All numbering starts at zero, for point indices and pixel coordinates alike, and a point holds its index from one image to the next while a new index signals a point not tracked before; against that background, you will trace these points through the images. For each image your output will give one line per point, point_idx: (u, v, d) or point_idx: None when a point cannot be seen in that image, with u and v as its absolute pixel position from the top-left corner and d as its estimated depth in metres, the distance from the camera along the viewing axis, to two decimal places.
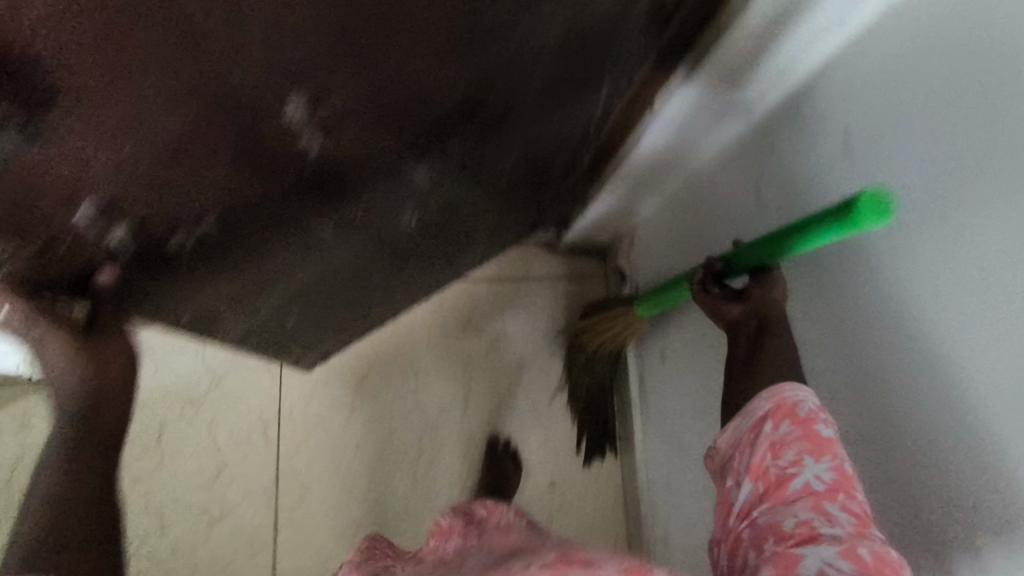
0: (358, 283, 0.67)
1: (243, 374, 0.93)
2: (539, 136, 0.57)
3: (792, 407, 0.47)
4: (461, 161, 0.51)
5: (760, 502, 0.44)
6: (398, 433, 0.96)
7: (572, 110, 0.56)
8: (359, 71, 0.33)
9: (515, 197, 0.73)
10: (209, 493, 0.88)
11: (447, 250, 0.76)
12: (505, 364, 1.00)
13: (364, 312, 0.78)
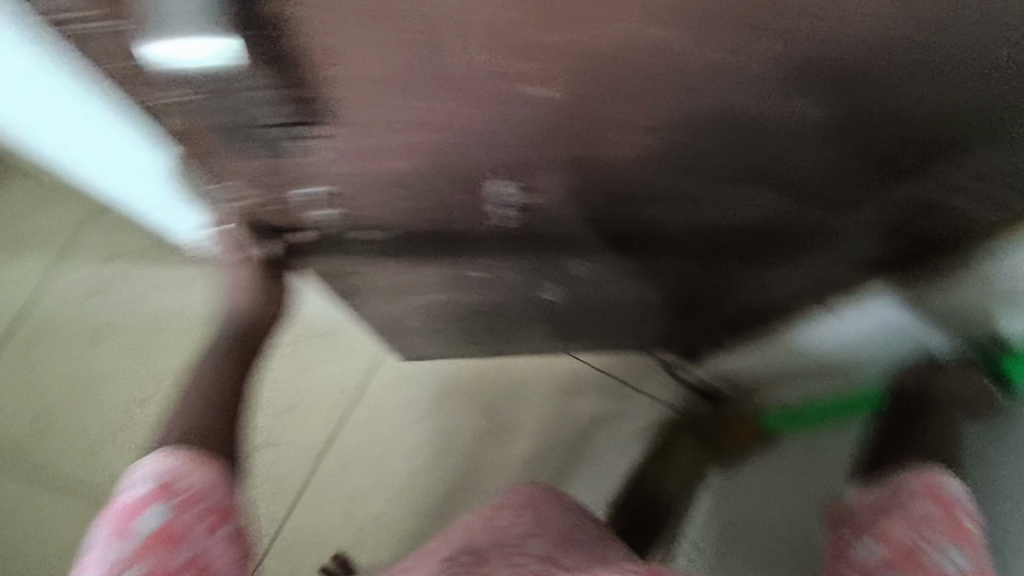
0: (482, 318, 0.72)
1: (349, 342, 1.01)
2: (710, 281, 0.59)
3: (940, 493, 0.53)
4: (638, 263, 0.55)
5: (890, 564, 0.50)
6: (445, 459, 0.97)
7: (745, 278, 0.58)
8: (577, 146, 0.39)
9: (666, 320, 0.74)
10: (277, 425, 0.97)
11: (580, 328, 0.80)
12: (569, 454, 0.98)
13: (469, 340, 0.83)
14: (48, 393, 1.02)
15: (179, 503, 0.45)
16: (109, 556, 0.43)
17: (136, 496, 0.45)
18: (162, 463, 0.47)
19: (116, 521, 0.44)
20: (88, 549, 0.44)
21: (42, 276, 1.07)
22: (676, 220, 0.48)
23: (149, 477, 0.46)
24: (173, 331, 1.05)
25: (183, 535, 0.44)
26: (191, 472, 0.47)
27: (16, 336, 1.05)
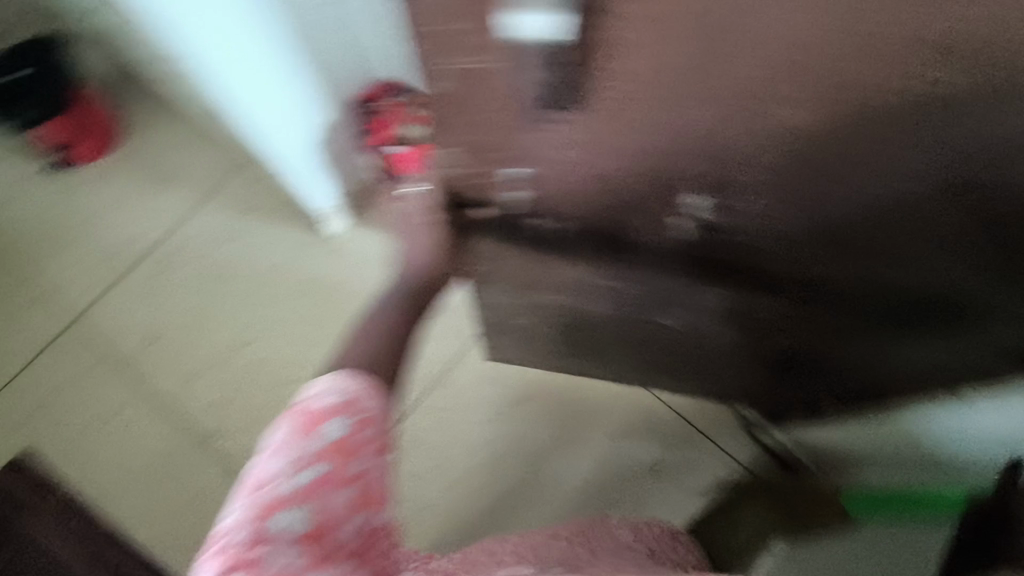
0: (586, 327, 0.74)
1: (446, 329, 1.05)
2: (833, 334, 0.60)
3: None
4: (767, 299, 0.58)
5: None
6: (507, 462, 0.99)
7: (869, 341, 0.59)
8: (775, 163, 0.45)
9: (764, 373, 0.74)
10: None
11: (674, 364, 0.82)
12: (632, 487, 0.97)
13: (568, 350, 0.85)
14: (162, 319, 1.11)
15: (360, 424, 0.46)
16: (293, 454, 0.43)
17: (321, 405, 0.45)
18: (341, 382, 0.48)
19: (296, 422, 0.44)
20: (265, 443, 0.44)
21: (180, 212, 1.16)
22: (829, 254, 0.51)
23: (331, 390, 0.47)
24: (290, 284, 1.13)
25: (357, 453, 0.45)
26: (367, 399, 0.48)
27: (142, 263, 1.13)
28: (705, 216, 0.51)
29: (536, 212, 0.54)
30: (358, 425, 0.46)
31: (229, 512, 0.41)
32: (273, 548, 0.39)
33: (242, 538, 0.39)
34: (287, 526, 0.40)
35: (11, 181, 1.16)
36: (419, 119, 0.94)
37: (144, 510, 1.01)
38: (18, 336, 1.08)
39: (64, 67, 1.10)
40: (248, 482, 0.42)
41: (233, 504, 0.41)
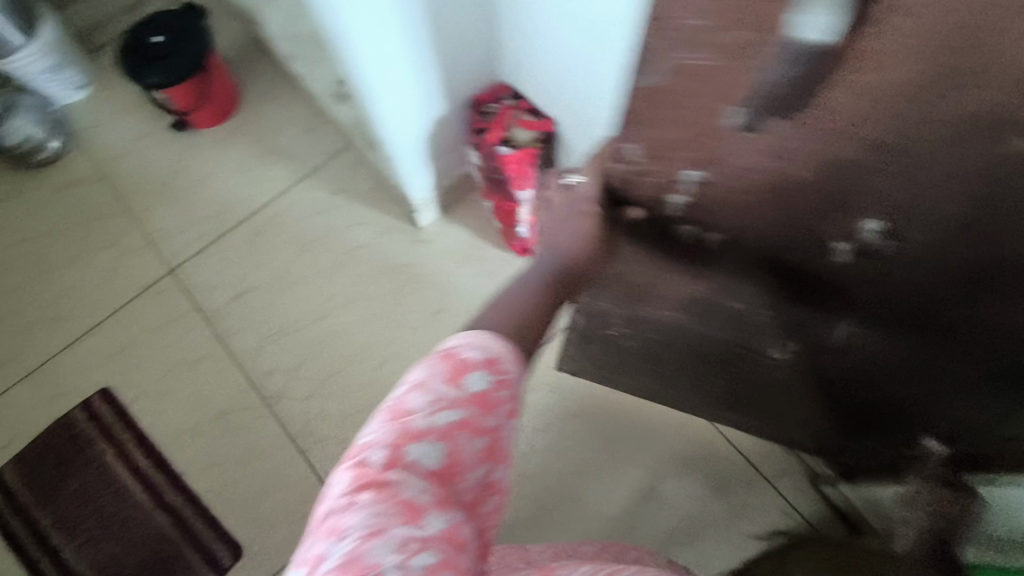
0: (675, 348, 0.74)
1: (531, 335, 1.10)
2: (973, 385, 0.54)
3: None
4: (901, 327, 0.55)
5: None
6: (559, 474, 0.99)
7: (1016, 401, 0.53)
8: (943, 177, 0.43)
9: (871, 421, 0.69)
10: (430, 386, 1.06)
11: (761, 395, 0.77)
12: (685, 517, 0.96)
13: (646, 369, 0.85)
14: (251, 279, 1.15)
15: (497, 384, 0.51)
16: (438, 396, 0.49)
17: (469, 358, 0.51)
18: (490, 340, 0.53)
19: (447, 366, 0.50)
20: (413, 375, 0.50)
21: (283, 182, 1.21)
22: (986, 289, 0.47)
23: (479, 346, 0.52)
24: (373, 265, 1.16)
25: (490, 408, 0.51)
26: (510, 361, 0.53)
27: (243, 224, 1.18)
28: (856, 249, 0.51)
29: (686, 219, 0.58)
30: (493, 385, 0.52)
31: (373, 428, 0.48)
32: (407, 473, 0.45)
33: (381, 456, 0.46)
34: (420, 459, 0.47)
35: (134, 133, 1.24)
36: (532, 124, 0.91)
37: (213, 457, 1.05)
38: (120, 277, 1.14)
39: (193, 31, 1.10)
40: (393, 406, 0.48)
41: (378, 421, 0.48)
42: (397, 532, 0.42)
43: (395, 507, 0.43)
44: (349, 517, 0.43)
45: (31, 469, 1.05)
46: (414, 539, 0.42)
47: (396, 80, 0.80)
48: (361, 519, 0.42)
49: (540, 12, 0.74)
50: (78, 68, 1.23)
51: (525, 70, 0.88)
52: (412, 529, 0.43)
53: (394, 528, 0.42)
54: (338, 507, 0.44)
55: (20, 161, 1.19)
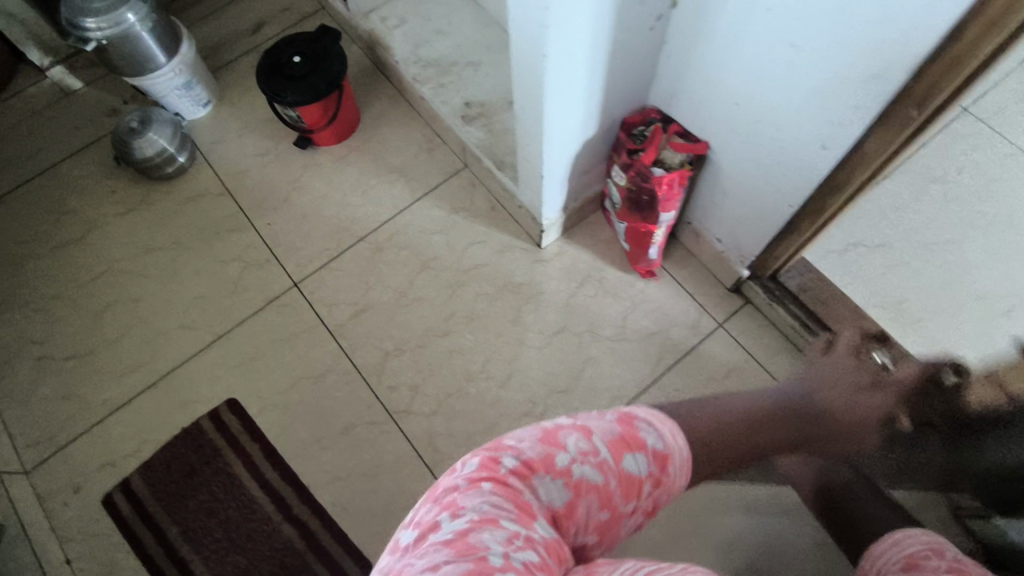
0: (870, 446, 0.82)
1: (657, 358, 1.09)
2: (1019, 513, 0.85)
3: None
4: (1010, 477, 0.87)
5: None
6: (695, 502, 0.99)
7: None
8: None
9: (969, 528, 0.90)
10: (559, 405, 1.07)
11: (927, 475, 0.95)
12: (819, 544, 0.96)
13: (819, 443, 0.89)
14: (372, 296, 1.16)
15: (649, 467, 0.55)
16: (592, 449, 0.54)
17: (637, 432, 0.56)
18: (669, 434, 0.58)
19: (620, 425, 0.56)
20: (585, 421, 0.56)
21: (402, 201, 1.23)
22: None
23: (657, 434, 0.57)
24: (492, 282, 1.16)
25: (634, 482, 0.54)
26: (675, 464, 0.57)
27: (363, 241, 1.20)
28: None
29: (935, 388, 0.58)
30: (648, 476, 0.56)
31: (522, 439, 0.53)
32: (530, 491, 0.50)
33: (517, 466, 0.51)
34: (546, 490, 0.51)
35: (256, 150, 1.27)
36: (684, 147, 0.91)
37: (337, 471, 1.05)
38: (246, 288, 1.17)
39: (332, 55, 1.14)
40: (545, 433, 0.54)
41: (529, 439, 0.54)
42: (509, 522, 0.44)
43: (511, 506, 0.47)
44: (471, 495, 0.47)
45: (157, 478, 1.04)
46: (518, 537, 0.43)
47: (569, 97, 0.82)
48: (478, 503, 0.46)
49: (732, 37, 0.74)
50: (206, 87, 1.27)
51: (684, 96, 0.89)
52: (521, 528, 0.45)
53: (507, 518, 0.45)
54: (459, 483, 0.49)
55: (148, 174, 1.23)
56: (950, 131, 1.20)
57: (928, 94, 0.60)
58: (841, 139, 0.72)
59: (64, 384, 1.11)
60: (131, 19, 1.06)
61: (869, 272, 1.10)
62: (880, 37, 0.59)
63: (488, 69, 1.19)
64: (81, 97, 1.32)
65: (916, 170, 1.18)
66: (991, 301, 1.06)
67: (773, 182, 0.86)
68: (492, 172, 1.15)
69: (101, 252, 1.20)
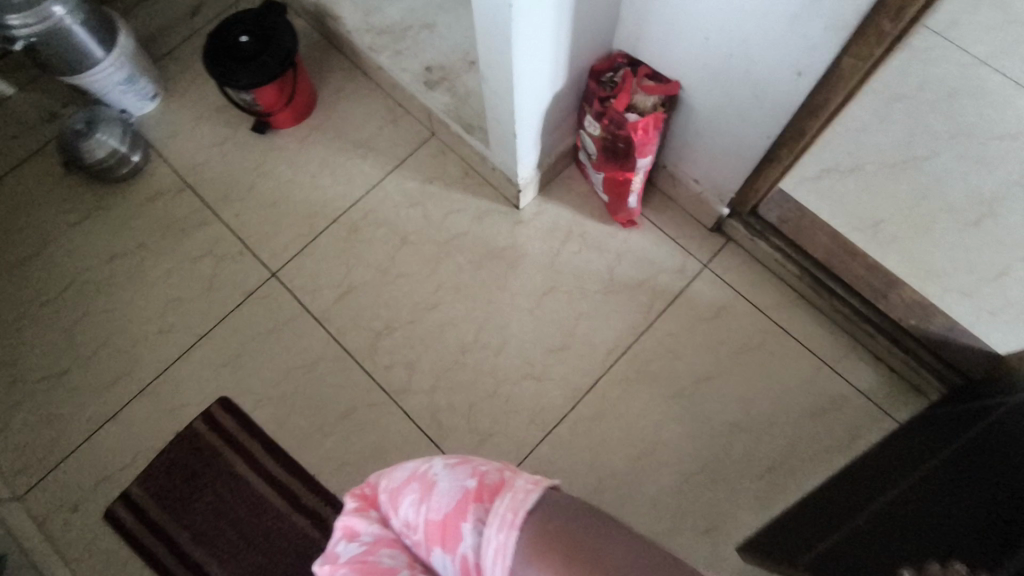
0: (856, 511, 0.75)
1: (647, 306, 1.10)
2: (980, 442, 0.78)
3: None
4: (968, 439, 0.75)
5: None
6: (698, 442, 1.02)
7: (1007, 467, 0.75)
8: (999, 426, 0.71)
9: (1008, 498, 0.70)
10: (555, 364, 1.07)
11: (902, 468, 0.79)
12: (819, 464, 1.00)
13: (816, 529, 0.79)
14: (353, 278, 1.13)
15: (460, 563, 0.56)
16: (415, 524, 0.58)
17: (467, 526, 0.56)
18: (494, 551, 0.53)
19: (449, 509, 0.57)
20: (433, 487, 0.58)
21: (372, 178, 1.19)
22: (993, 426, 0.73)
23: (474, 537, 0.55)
24: (473, 250, 1.14)
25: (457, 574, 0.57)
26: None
27: (338, 223, 1.17)
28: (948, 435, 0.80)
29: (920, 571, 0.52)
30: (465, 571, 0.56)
31: (406, 466, 0.61)
32: (393, 541, 0.60)
33: (388, 494, 0.61)
34: (407, 542, 0.60)
35: (212, 140, 1.22)
36: (656, 90, 0.91)
37: (341, 458, 1.03)
38: (222, 286, 1.13)
39: (279, 33, 1.09)
40: (420, 466, 0.60)
41: (411, 466, 0.61)
42: (391, 556, 0.59)
43: (392, 540, 0.60)
44: (359, 520, 0.61)
45: (159, 487, 1.02)
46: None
47: (537, 49, 0.80)
48: (369, 531, 0.60)
49: None
50: (150, 79, 1.22)
51: (649, 38, 0.88)
52: (396, 565, 0.58)
53: (387, 554, 0.59)
54: (359, 496, 0.63)
55: (100, 177, 1.18)
56: (910, 42, 1.21)
57: (904, 6, 0.60)
58: (815, 68, 0.72)
59: (44, 405, 1.07)
60: (58, 12, 1.00)
61: (843, 197, 1.12)
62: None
63: (444, 30, 1.15)
64: (14, 102, 1.24)
65: (881, 91, 1.18)
66: (960, 213, 1.10)
67: (747, 115, 0.86)
68: (461, 137, 1.13)
69: (64, 265, 1.14)
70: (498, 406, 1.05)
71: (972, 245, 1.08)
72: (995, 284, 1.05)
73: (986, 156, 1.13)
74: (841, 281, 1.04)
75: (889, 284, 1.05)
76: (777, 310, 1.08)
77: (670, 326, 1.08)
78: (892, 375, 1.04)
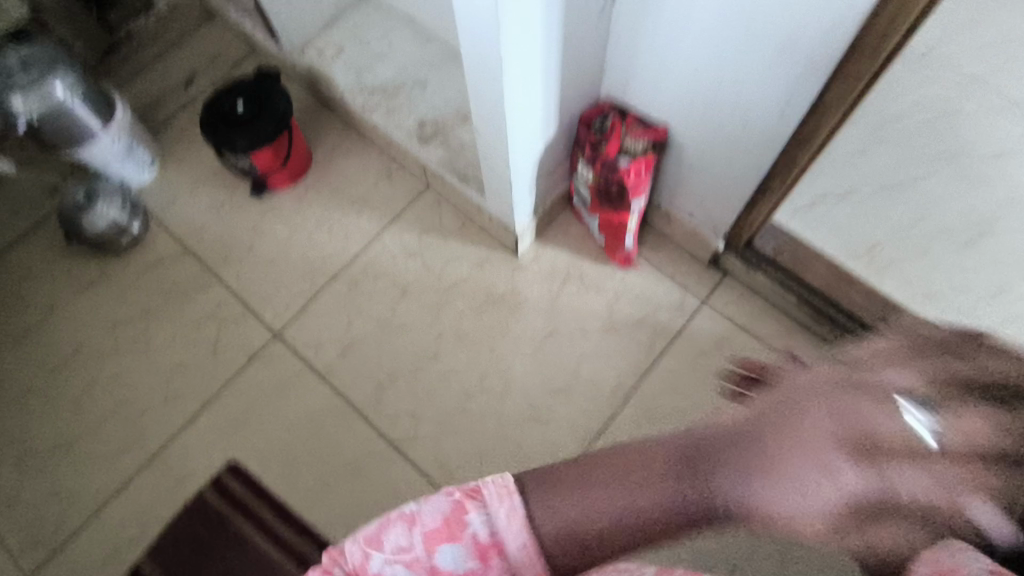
0: None
1: (652, 341, 1.10)
2: None
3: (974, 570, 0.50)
4: None
5: None
6: None
7: None
8: None
9: None
10: (563, 407, 1.06)
11: None
12: None
13: None
14: (355, 332, 1.13)
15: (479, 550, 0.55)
16: (409, 545, 0.55)
17: (471, 513, 0.56)
18: (503, 515, 0.56)
19: (446, 507, 0.57)
20: (415, 511, 0.57)
21: (370, 232, 1.21)
22: None
23: (483, 514, 0.56)
24: (475, 298, 1.15)
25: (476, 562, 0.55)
26: (514, 549, 0.55)
27: (338, 278, 1.18)
28: None
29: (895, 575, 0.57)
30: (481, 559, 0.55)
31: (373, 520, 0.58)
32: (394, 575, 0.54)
33: (364, 541, 0.56)
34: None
35: (211, 205, 1.24)
36: (645, 134, 0.94)
37: (353, 514, 1.02)
38: (226, 347, 1.13)
39: (274, 97, 1.12)
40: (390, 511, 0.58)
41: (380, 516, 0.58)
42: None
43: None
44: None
45: (168, 558, 1.00)
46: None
47: (528, 100, 0.83)
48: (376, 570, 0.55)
49: (676, 20, 0.77)
50: (148, 148, 1.25)
51: (637, 84, 0.91)
52: None
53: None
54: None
55: (100, 248, 1.19)
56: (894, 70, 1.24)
57: (881, 41, 0.63)
58: (802, 102, 0.75)
59: (49, 481, 1.05)
60: (59, 91, 1.03)
61: (842, 222, 1.11)
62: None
63: (434, 86, 1.19)
64: (16, 180, 1.26)
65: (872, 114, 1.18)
66: (953, 234, 1.12)
67: (737, 151, 0.88)
68: (457, 188, 1.15)
69: (67, 337, 1.14)
70: (509, 453, 1.04)
71: (966, 263, 1.10)
72: (995, 302, 1.07)
73: (972, 176, 1.16)
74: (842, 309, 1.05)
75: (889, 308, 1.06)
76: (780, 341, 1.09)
77: (676, 362, 1.08)
78: None
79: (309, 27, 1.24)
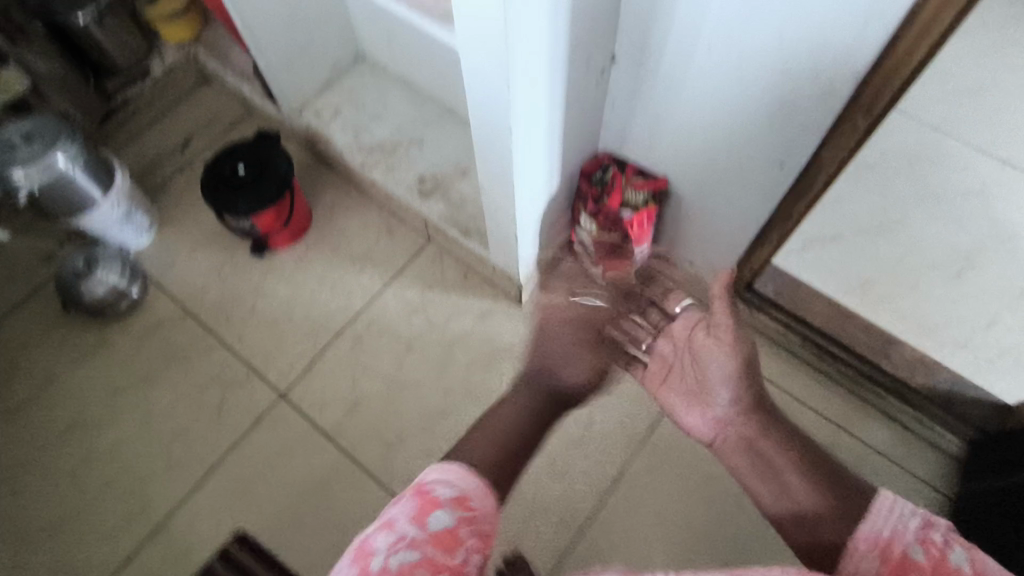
0: None
1: None
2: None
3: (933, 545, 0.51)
4: None
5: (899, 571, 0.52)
6: (730, 523, 1.00)
7: None
8: None
9: None
10: (576, 457, 1.06)
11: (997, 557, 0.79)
12: None
13: None
14: (362, 391, 1.12)
15: (454, 507, 0.65)
16: (399, 537, 0.60)
17: (434, 492, 0.66)
18: (457, 480, 0.69)
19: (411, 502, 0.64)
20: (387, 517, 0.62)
21: (372, 289, 1.21)
22: None
23: (442, 483, 0.68)
24: (481, 350, 1.15)
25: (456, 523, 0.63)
26: (474, 494, 0.68)
27: (343, 335, 1.17)
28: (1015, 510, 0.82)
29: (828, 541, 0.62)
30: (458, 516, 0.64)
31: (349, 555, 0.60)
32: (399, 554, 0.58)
33: (358, 552, 0.59)
34: (409, 553, 0.58)
35: (211, 267, 1.24)
36: (645, 186, 0.96)
37: None
38: (230, 411, 1.11)
39: (274, 159, 1.13)
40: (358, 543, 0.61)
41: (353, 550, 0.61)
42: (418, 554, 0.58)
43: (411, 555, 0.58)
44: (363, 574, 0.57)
45: None
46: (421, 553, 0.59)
47: (531, 161, 0.85)
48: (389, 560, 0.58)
49: (672, 82, 0.80)
50: (146, 212, 1.24)
51: (635, 140, 0.94)
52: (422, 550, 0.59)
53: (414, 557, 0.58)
54: None
55: (99, 314, 1.17)
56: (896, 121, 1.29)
57: (874, 101, 0.66)
58: (798, 157, 0.78)
59: (48, 560, 1.01)
60: (61, 161, 1.03)
61: (831, 265, 1.16)
62: (816, 38, 0.63)
63: (432, 143, 1.22)
64: (11, 249, 1.25)
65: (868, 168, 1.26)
66: (943, 268, 1.15)
67: (736, 201, 0.91)
68: (459, 241, 1.16)
69: (65, 407, 1.12)
70: (524, 507, 1.03)
71: (959, 296, 1.13)
72: (988, 333, 1.09)
73: (955, 212, 1.20)
74: (844, 347, 1.07)
75: (889, 345, 1.08)
76: (786, 381, 1.10)
77: None
78: (909, 434, 1.05)
79: (307, 89, 1.27)
